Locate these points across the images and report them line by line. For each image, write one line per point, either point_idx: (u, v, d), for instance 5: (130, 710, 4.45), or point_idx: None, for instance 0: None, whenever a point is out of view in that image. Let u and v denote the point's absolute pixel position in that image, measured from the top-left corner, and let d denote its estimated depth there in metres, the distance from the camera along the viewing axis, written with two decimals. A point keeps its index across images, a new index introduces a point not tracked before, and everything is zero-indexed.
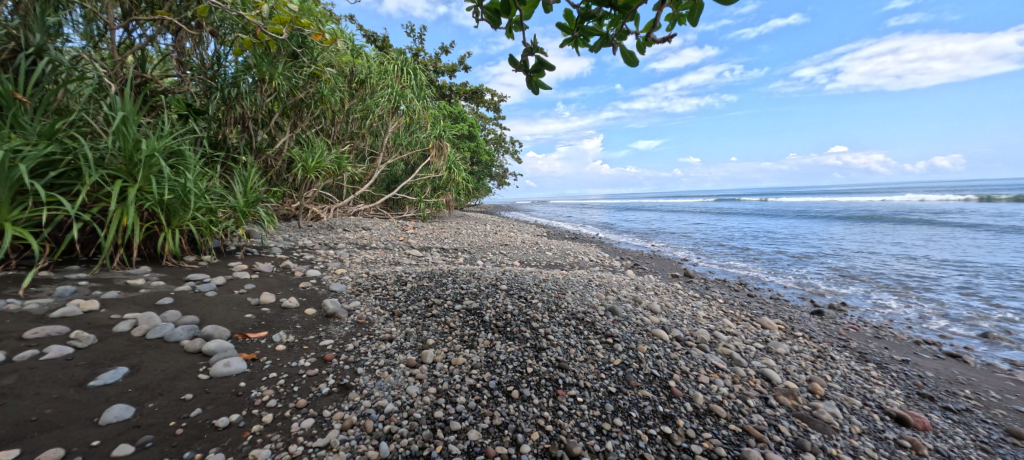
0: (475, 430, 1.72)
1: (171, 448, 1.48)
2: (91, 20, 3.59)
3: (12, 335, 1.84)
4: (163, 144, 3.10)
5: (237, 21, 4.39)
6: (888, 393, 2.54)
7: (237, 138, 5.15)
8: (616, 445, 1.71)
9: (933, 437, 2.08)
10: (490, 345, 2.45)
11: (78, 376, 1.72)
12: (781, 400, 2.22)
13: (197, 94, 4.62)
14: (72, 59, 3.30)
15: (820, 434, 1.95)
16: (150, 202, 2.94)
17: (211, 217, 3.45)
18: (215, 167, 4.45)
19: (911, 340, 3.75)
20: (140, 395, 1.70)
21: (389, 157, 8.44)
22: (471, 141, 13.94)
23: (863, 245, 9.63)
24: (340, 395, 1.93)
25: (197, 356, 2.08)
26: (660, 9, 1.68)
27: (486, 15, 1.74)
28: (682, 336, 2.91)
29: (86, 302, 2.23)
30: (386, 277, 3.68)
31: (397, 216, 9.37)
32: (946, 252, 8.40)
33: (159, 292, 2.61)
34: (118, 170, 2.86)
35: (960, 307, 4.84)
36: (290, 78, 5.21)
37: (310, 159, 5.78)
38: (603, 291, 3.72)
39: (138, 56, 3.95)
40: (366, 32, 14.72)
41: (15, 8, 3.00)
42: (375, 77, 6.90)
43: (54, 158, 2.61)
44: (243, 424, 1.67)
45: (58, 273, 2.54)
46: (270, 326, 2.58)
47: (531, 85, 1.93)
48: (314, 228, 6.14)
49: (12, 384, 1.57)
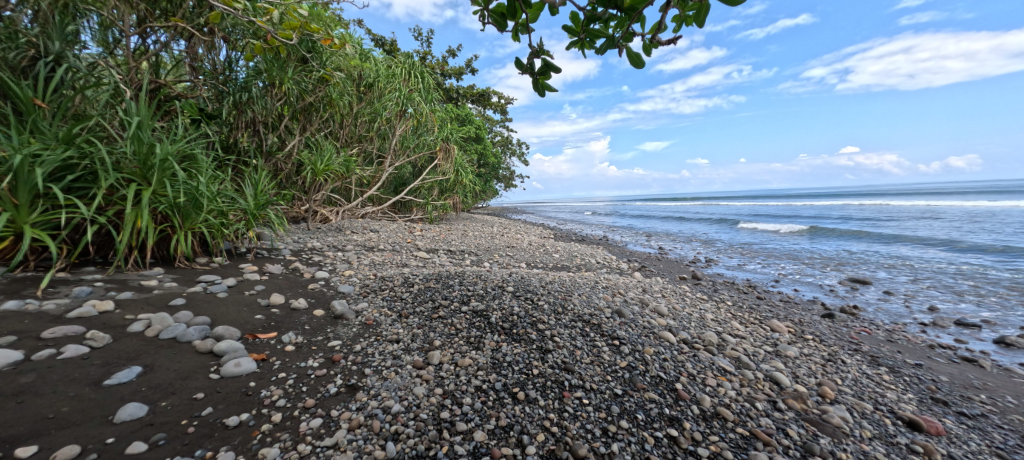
0: (480, 431, 1.73)
1: (183, 446, 1.51)
2: (108, 26, 3.70)
3: (31, 334, 1.90)
4: (177, 148, 3.17)
5: (248, 27, 4.41)
6: (901, 398, 2.49)
7: (249, 141, 5.26)
8: (622, 447, 1.71)
9: (946, 442, 2.04)
10: (496, 346, 2.46)
11: (94, 375, 1.76)
12: (791, 404, 2.19)
13: (209, 99, 4.74)
14: (89, 66, 3.39)
15: (830, 439, 1.92)
16: (164, 205, 3.00)
17: (221, 220, 3.51)
18: (227, 170, 4.55)
19: (925, 344, 3.68)
20: (153, 394, 1.74)
21: (397, 159, 8.53)
22: (479, 143, 13.98)
23: (874, 248, 9.49)
24: (348, 396, 1.95)
25: (207, 356, 2.12)
26: (667, 11, 1.66)
27: (492, 19, 1.76)
28: (690, 338, 2.89)
29: (102, 303, 2.29)
30: (393, 279, 3.72)
31: (404, 218, 9.42)
32: (956, 255, 8.29)
33: (171, 292, 2.67)
34: (133, 174, 2.91)
35: (976, 311, 4.72)
36: (300, 82, 5.37)
37: (319, 162, 5.93)
38: (610, 293, 3.70)
39: (153, 63, 4.02)
40: (375, 37, 14.87)
41: (34, 16, 3.14)
42: (383, 80, 7.03)
43: (71, 163, 2.67)
44: (253, 423, 1.69)
45: (74, 274, 2.61)
46: (280, 327, 2.62)
47: (537, 87, 1.94)
48: (323, 230, 6.24)
49: (30, 382, 1.61)
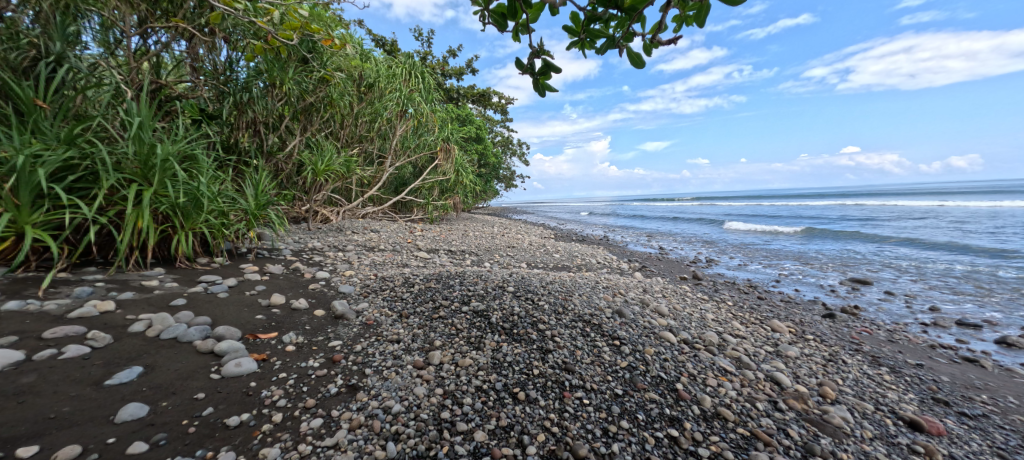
0: (481, 431, 1.73)
1: (184, 446, 1.51)
2: (109, 27, 3.71)
3: (33, 335, 1.91)
4: (178, 149, 3.17)
5: (249, 28, 4.42)
6: (901, 398, 2.49)
7: (250, 141, 5.26)
8: (622, 448, 1.71)
9: (947, 442, 2.04)
10: (497, 346, 2.46)
11: (95, 375, 1.76)
12: (791, 404, 2.19)
13: (210, 99, 4.75)
14: (90, 66, 3.40)
15: (830, 439, 1.92)
16: (165, 205, 3.00)
17: (222, 220, 3.52)
18: (227, 170, 4.55)
19: (926, 344, 3.67)
20: (154, 394, 1.74)
21: (398, 160, 8.53)
22: (479, 143, 13.98)
23: (875, 248, 9.47)
24: (348, 396, 1.95)
25: (209, 356, 2.12)
26: (667, 11, 1.66)
27: (493, 19, 1.76)
28: (690, 338, 2.89)
29: (103, 303, 2.29)
30: (394, 279, 3.72)
31: (404, 218, 9.43)
32: (957, 255, 8.28)
33: (172, 292, 2.67)
34: (134, 174, 2.92)
35: (977, 311, 4.71)
36: (301, 82, 5.36)
37: (320, 162, 5.94)
38: (610, 294, 3.70)
39: (153, 63, 4.02)
40: (375, 37, 14.87)
41: (36, 17, 3.15)
42: (383, 81, 7.03)
43: (72, 163, 2.67)
44: (253, 423, 1.69)
45: (75, 274, 2.61)
46: (281, 327, 2.62)
47: (537, 87, 1.94)
48: (323, 230, 6.25)
49: (31, 382, 1.62)
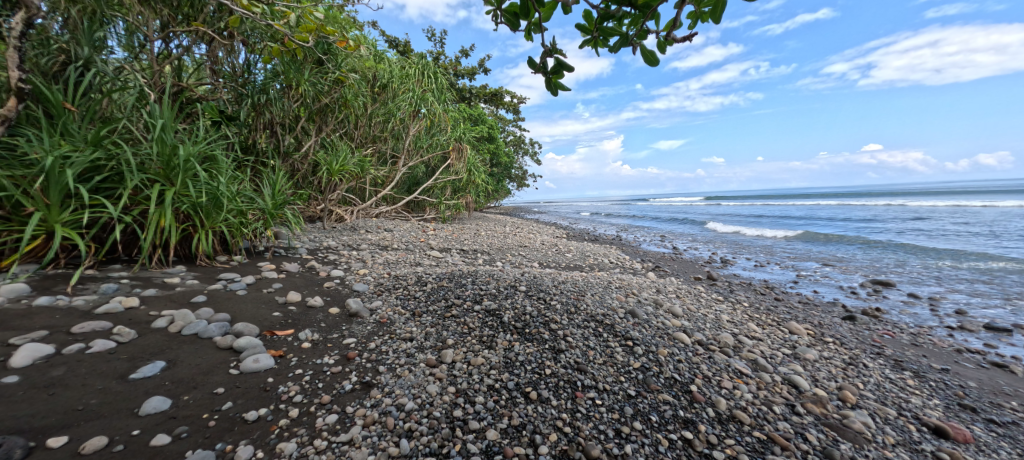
0: (493, 430, 1.74)
1: (205, 439, 1.56)
2: (133, 31, 3.82)
3: (62, 329, 1.98)
4: (198, 150, 3.26)
5: (267, 31, 4.50)
6: (927, 404, 2.41)
7: (267, 142, 5.37)
8: (636, 449, 1.69)
9: (975, 450, 1.97)
10: (509, 346, 2.47)
11: (120, 369, 1.83)
12: (810, 408, 2.14)
13: (229, 101, 4.86)
14: (116, 70, 3.52)
15: (850, 444, 1.88)
16: (186, 205, 3.09)
17: (241, 219, 3.60)
18: (246, 170, 4.66)
19: (952, 348, 3.55)
20: (176, 388, 1.80)
21: (411, 159, 8.61)
22: (491, 143, 14.00)
23: (898, 250, 9.19)
24: (362, 393, 1.98)
25: (228, 352, 2.18)
26: (683, 8, 1.64)
27: (505, 18, 1.76)
28: (705, 340, 2.85)
29: (128, 300, 2.37)
30: (407, 277, 3.76)
31: (417, 217, 9.51)
32: (985, 257, 7.99)
33: (193, 289, 2.75)
34: (157, 175, 3.01)
35: (1008, 315, 4.52)
36: (316, 84, 5.44)
37: (335, 163, 6.04)
38: (623, 294, 3.67)
39: (175, 66, 4.14)
40: (388, 38, 15.03)
41: (64, 23, 3.27)
42: (397, 81, 7.09)
43: (98, 164, 2.77)
44: (271, 418, 1.74)
45: (101, 271, 2.71)
46: (297, 324, 2.67)
47: (550, 87, 1.93)
48: (338, 229, 6.35)
49: (61, 375, 1.69)
